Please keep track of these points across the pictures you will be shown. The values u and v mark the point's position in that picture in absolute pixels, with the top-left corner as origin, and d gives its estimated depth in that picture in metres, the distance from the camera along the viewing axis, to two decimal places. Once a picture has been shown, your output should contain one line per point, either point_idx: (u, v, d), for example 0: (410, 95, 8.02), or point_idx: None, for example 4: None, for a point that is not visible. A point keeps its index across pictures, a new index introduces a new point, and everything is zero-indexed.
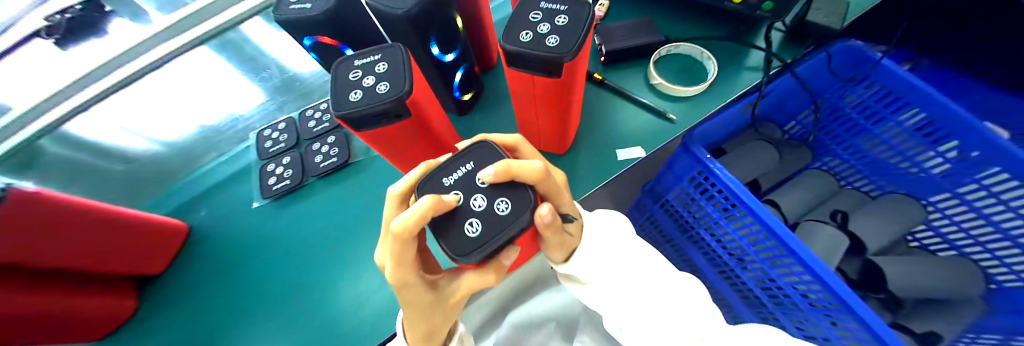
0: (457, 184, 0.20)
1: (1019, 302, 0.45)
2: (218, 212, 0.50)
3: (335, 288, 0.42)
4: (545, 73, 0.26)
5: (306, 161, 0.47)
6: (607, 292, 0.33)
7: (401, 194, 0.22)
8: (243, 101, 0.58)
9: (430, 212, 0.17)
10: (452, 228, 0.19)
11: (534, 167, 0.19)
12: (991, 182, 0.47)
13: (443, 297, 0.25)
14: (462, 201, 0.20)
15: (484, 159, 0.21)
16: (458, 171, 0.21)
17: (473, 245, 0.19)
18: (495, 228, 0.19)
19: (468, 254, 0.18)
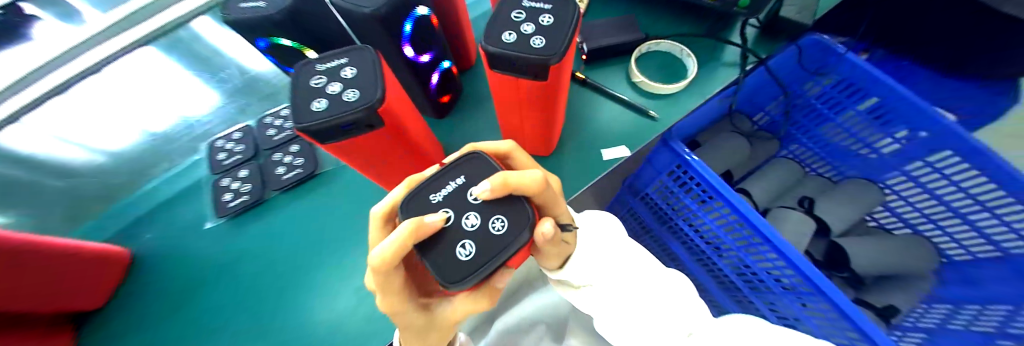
0: (445, 202, 0.18)
1: (967, 273, 0.50)
2: (165, 234, 0.45)
3: (302, 313, 0.38)
4: (530, 76, 0.24)
5: (267, 173, 0.43)
6: (607, 295, 0.33)
7: (384, 215, 0.20)
8: (194, 103, 0.53)
9: (412, 238, 0.16)
10: (443, 252, 0.17)
11: (534, 178, 0.18)
12: (939, 161, 0.50)
13: (438, 322, 0.22)
14: (452, 221, 0.18)
15: (475, 172, 0.19)
16: (447, 187, 0.19)
17: (468, 270, 0.17)
18: (491, 249, 0.17)
19: (464, 280, 0.16)
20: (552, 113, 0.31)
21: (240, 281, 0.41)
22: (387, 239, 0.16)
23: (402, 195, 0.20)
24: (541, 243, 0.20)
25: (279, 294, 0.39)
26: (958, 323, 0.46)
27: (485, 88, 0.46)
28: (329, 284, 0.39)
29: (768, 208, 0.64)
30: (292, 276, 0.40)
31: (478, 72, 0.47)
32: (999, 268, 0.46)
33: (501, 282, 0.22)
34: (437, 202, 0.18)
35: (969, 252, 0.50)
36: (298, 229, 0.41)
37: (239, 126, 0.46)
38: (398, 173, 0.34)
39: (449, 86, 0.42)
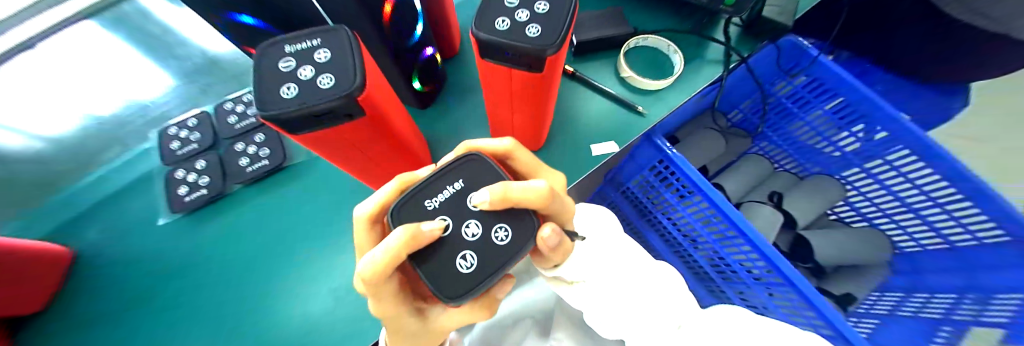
0: (442, 209, 0.17)
1: (914, 264, 0.56)
2: (111, 232, 0.40)
3: (272, 317, 0.35)
4: (523, 67, 0.22)
5: (228, 164, 0.39)
6: (600, 291, 0.32)
7: (372, 217, 0.18)
8: (146, 85, 0.45)
9: (406, 249, 0.14)
10: (441, 263, 0.16)
11: (538, 191, 0.16)
12: (898, 159, 0.55)
13: (430, 327, 0.21)
14: (451, 230, 0.17)
15: (474, 176, 0.18)
16: (445, 192, 0.18)
17: (468, 282, 0.16)
18: (493, 261, 0.17)
19: (465, 294, 0.16)
20: (543, 107, 0.30)
21: (201, 284, 0.37)
22: (378, 247, 0.14)
23: (391, 196, 0.18)
24: (546, 251, 0.19)
25: (246, 297, 0.36)
26: (907, 310, 0.54)
27: (471, 78, 0.44)
28: (303, 285, 0.36)
29: (740, 202, 0.67)
30: (262, 277, 0.37)
31: (463, 61, 0.45)
32: (945, 259, 0.53)
33: (501, 292, 0.22)
34: (434, 207, 0.17)
35: (919, 243, 0.56)
36: (267, 226, 0.38)
37: (194, 112, 0.41)
38: (380, 168, 0.32)
39: (432, 74, 0.39)
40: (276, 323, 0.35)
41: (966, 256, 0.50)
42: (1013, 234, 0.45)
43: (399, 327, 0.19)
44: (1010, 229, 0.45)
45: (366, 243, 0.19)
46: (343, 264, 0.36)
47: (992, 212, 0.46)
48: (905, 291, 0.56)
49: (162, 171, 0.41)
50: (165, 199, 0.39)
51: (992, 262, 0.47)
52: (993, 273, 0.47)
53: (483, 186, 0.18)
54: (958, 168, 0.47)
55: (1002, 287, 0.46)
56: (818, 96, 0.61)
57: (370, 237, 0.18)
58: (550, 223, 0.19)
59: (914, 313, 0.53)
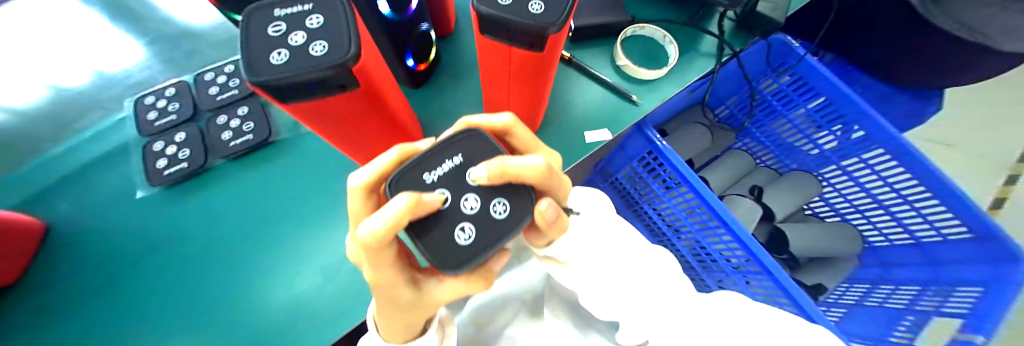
0: (441, 182, 0.17)
1: (879, 257, 0.63)
2: (84, 203, 0.38)
3: (257, 295, 0.34)
4: (524, 45, 0.22)
5: (209, 137, 0.37)
6: (588, 273, 0.33)
7: (367, 186, 0.17)
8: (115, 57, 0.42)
9: (408, 217, 0.14)
10: (439, 234, 0.16)
11: (535, 168, 0.17)
12: (874, 160, 0.59)
13: (425, 301, 0.21)
14: (451, 202, 0.17)
15: (473, 151, 0.18)
16: (443, 166, 0.18)
17: (467, 253, 0.16)
18: (492, 234, 0.17)
19: (464, 264, 0.16)
20: (539, 89, 0.30)
21: (181, 260, 0.36)
22: (377, 215, 0.14)
23: (390, 166, 0.18)
24: (543, 225, 0.19)
25: (229, 275, 0.35)
26: (873, 300, 0.59)
27: (465, 59, 0.44)
28: (289, 264, 0.35)
29: (724, 196, 0.72)
30: (245, 254, 0.35)
31: (459, 41, 0.44)
32: (911, 253, 0.58)
33: (498, 264, 0.22)
34: (433, 180, 0.17)
35: (888, 238, 0.62)
36: (252, 203, 0.37)
37: (172, 82, 0.39)
38: (372, 145, 0.31)
39: (426, 53, 0.39)
40: (261, 302, 0.34)
41: (931, 252, 0.55)
42: (975, 231, 0.48)
43: (396, 296, 0.19)
44: (972, 226, 0.49)
45: (362, 212, 0.18)
46: (332, 243, 0.35)
47: (960, 211, 0.49)
48: (874, 283, 0.62)
49: (138, 143, 0.39)
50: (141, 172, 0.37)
51: (952, 256, 0.51)
52: (953, 265, 0.51)
53: (482, 162, 0.18)
54: (931, 171, 0.50)
55: (958, 279, 0.50)
56: (801, 95, 0.63)
57: (365, 206, 0.18)
58: (546, 198, 0.19)
59: (880, 302, 0.58)
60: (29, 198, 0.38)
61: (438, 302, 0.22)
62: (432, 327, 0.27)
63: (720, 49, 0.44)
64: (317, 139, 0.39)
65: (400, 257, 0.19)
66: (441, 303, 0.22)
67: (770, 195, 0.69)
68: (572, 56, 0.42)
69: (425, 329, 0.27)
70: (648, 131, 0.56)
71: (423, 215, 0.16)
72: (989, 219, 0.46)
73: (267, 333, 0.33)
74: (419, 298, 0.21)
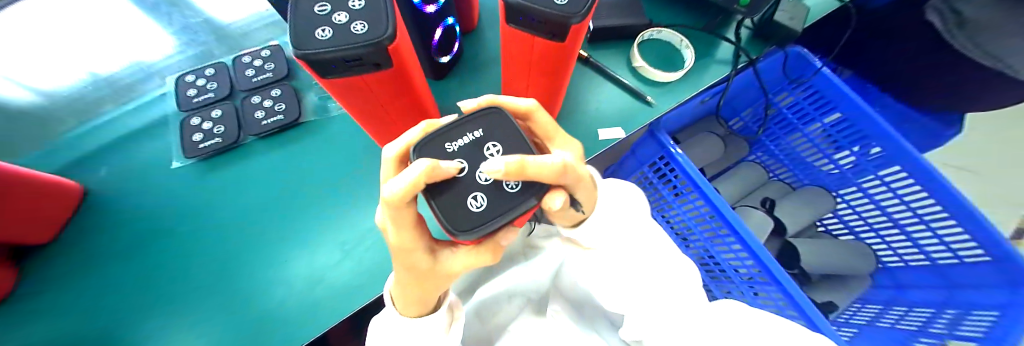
0: (461, 152, 0.18)
1: (893, 277, 0.61)
2: (123, 170, 0.41)
3: (276, 267, 0.36)
4: (546, 35, 0.24)
5: (243, 115, 0.39)
6: (605, 259, 0.36)
7: (398, 159, 0.19)
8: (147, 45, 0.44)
9: (425, 180, 0.15)
10: (452, 199, 0.17)
11: (550, 167, 0.16)
12: (892, 179, 0.58)
13: (441, 271, 0.21)
14: (467, 172, 0.18)
15: (492, 127, 0.19)
16: (465, 137, 0.18)
17: (475, 219, 0.17)
18: (502, 205, 0.17)
19: (473, 230, 0.16)
20: (558, 78, 0.32)
21: (207, 230, 0.38)
22: (396, 178, 0.15)
23: (417, 138, 0.19)
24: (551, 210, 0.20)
25: (251, 245, 0.37)
26: (885, 321, 0.58)
27: (485, 54, 0.45)
28: (309, 239, 0.36)
29: (735, 206, 0.72)
30: (268, 227, 0.37)
31: (481, 37, 0.46)
32: (928, 276, 0.56)
33: (505, 240, 0.21)
34: (454, 149, 0.18)
35: (903, 260, 0.60)
36: (277, 179, 0.39)
37: (212, 63, 0.42)
38: (396, 126, 0.33)
39: (451, 45, 0.40)
40: (279, 273, 0.35)
41: (946, 273, 0.53)
42: (991, 253, 0.47)
43: (415, 263, 0.20)
44: (987, 246, 0.47)
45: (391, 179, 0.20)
46: (350, 221, 0.37)
47: (975, 231, 0.48)
48: (886, 304, 0.60)
49: (178, 118, 0.42)
50: (179, 144, 0.40)
51: (970, 280, 0.49)
52: (968, 286, 0.50)
53: (499, 138, 0.18)
54: (952, 193, 0.49)
55: (975, 301, 0.48)
56: (817, 109, 0.63)
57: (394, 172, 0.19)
58: (559, 192, 0.19)
59: (892, 323, 0.56)
60: (73, 163, 0.40)
61: (455, 274, 0.23)
62: (444, 308, 0.27)
63: (736, 56, 0.44)
64: (342, 123, 0.42)
65: (422, 222, 0.20)
66: (455, 276, 0.23)
67: (782, 206, 0.70)
68: (590, 56, 0.43)
69: (437, 307, 0.27)
70: (660, 136, 0.56)
71: (441, 180, 0.17)
72: (1005, 240, 0.45)
73: (286, 304, 0.34)
74: (435, 268, 0.21)
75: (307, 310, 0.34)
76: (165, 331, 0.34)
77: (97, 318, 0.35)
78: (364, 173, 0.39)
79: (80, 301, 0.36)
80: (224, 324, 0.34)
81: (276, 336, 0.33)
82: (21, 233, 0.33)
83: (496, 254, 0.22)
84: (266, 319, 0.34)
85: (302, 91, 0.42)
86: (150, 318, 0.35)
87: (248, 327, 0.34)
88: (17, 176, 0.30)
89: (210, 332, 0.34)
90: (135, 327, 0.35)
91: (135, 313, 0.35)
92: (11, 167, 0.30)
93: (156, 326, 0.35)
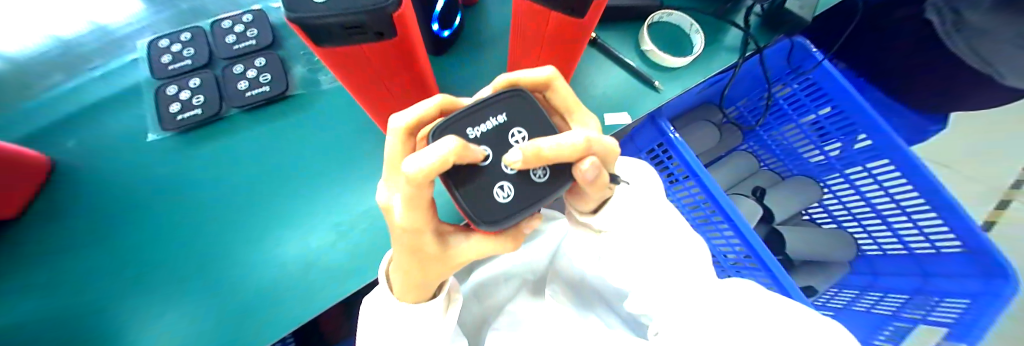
0: (485, 139, 0.16)
1: (868, 265, 0.66)
2: (94, 142, 0.38)
3: (266, 248, 0.34)
4: (564, 9, 0.22)
5: (225, 86, 0.36)
6: (616, 244, 0.34)
7: (409, 129, 0.17)
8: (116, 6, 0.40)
9: (456, 160, 0.12)
10: (478, 189, 0.15)
11: (568, 147, 0.14)
12: (877, 168, 0.59)
13: (447, 255, 0.20)
14: (491, 160, 0.16)
15: (518, 112, 0.17)
16: (489, 122, 0.16)
17: (499, 209, 0.16)
18: (529, 197, 0.16)
19: (498, 222, 0.16)
20: (567, 54, 0.30)
21: (190, 208, 0.35)
22: (418, 153, 0.11)
23: (430, 114, 0.17)
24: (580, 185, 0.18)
25: (238, 226, 0.35)
26: (859, 305, 0.61)
27: (487, 30, 0.43)
28: (301, 219, 0.35)
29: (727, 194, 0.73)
30: (257, 206, 0.35)
31: (483, 11, 0.44)
32: (905, 264, 0.59)
33: (527, 227, 0.21)
34: (476, 129, 0.16)
35: (881, 248, 0.63)
36: (264, 157, 0.37)
37: (188, 26, 0.38)
38: (394, 102, 0.31)
39: (453, 18, 0.38)
40: (270, 255, 0.34)
41: (919, 262, 0.57)
42: (966, 244, 0.50)
43: (422, 247, 0.18)
44: (965, 239, 0.50)
45: (399, 156, 0.18)
46: (344, 203, 0.35)
47: (954, 223, 0.51)
48: (863, 290, 0.64)
49: (152, 86, 0.38)
50: (153, 115, 0.37)
51: (942, 269, 0.52)
52: (937, 274, 0.53)
53: (526, 126, 0.17)
54: (938, 189, 0.51)
55: (941, 287, 0.52)
56: (813, 100, 0.63)
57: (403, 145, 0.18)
58: (591, 158, 0.16)
59: (865, 308, 0.60)
60: (38, 132, 0.37)
61: (463, 261, 0.21)
62: (443, 294, 0.26)
63: (744, 43, 0.43)
64: (334, 98, 0.39)
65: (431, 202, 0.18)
66: (463, 263, 0.21)
67: (772, 195, 0.71)
68: (597, 37, 0.42)
69: (437, 292, 0.26)
70: (662, 123, 0.56)
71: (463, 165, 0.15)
72: (981, 232, 0.48)
73: (276, 287, 0.33)
74: (441, 253, 0.19)
75: (299, 294, 0.33)
76: (146, 313, 0.33)
77: (69, 300, 0.33)
78: (358, 152, 0.37)
79: (50, 282, 0.33)
80: (209, 307, 0.32)
81: (267, 318, 0.32)
82: None
83: (514, 245, 0.22)
84: (258, 303, 0.32)
85: (290, 62, 0.39)
86: (129, 300, 0.33)
87: (236, 310, 0.32)
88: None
89: (197, 314, 0.32)
90: (112, 309, 0.33)
91: (112, 295, 0.33)
92: None
93: (137, 308, 0.33)
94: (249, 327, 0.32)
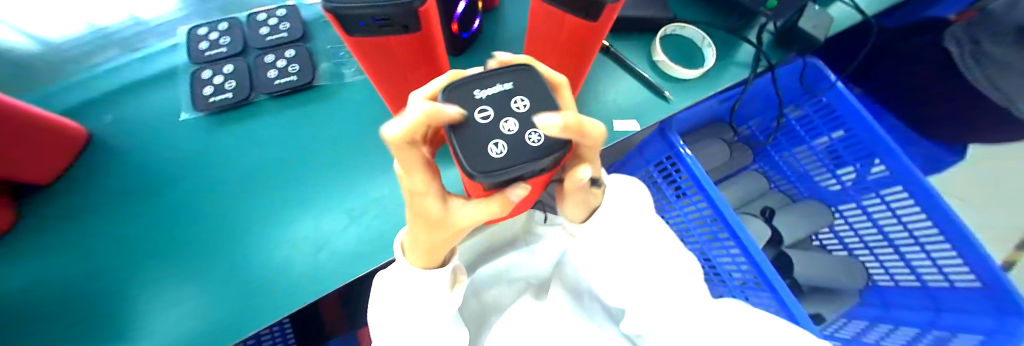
0: (489, 98, 0.13)
1: (885, 298, 0.62)
2: (130, 119, 0.40)
3: (277, 229, 0.35)
4: (581, 14, 0.23)
5: (255, 73, 0.39)
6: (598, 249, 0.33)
7: None
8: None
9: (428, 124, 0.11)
10: (471, 140, 0.12)
11: (596, 129, 0.13)
12: (892, 198, 0.58)
13: (449, 221, 0.18)
14: (491, 119, 0.12)
15: (528, 85, 0.14)
16: (494, 86, 0.13)
17: (486, 161, 0.11)
18: (535, 152, 0.12)
19: (490, 173, 0.11)
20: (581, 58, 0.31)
21: (211, 186, 0.37)
22: (399, 118, 0.11)
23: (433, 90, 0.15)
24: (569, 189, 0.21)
25: (255, 205, 0.36)
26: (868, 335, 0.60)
27: (504, 34, 0.45)
28: (315, 202, 0.36)
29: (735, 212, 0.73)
30: (275, 187, 0.37)
31: (501, 17, 0.45)
32: (916, 296, 0.57)
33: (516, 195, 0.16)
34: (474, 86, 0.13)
35: (893, 277, 0.62)
36: (285, 142, 0.38)
37: (226, 17, 0.41)
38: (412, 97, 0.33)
39: (472, 21, 0.39)
40: (282, 234, 0.35)
41: (933, 295, 0.55)
42: (984, 281, 0.48)
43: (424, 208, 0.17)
44: (982, 274, 0.48)
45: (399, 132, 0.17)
46: (355, 190, 0.37)
47: (972, 260, 0.49)
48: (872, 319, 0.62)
49: (188, 70, 0.41)
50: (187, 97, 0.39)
51: (957, 303, 0.51)
52: (952, 309, 0.51)
53: (537, 96, 0.14)
54: (952, 219, 0.50)
55: (954, 322, 0.50)
56: (826, 123, 0.63)
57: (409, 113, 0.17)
58: (584, 166, 0.18)
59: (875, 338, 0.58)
60: (81, 107, 0.40)
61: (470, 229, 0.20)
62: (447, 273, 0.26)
63: (756, 60, 0.44)
64: (354, 91, 0.41)
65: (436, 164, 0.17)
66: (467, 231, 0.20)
67: (780, 216, 0.70)
68: (610, 46, 0.43)
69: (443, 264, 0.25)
70: (671, 135, 0.55)
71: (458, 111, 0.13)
72: (1001, 271, 0.46)
73: (283, 267, 0.34)
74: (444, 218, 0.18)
75: (307, 274, 0.34)
76: (159, 282, 0.34)
77: (90, 266, 0.34)
78: (373, 143, 0.39)
79: (74, 247, 0.35)
80: (218, 282, 0.33)
81: (274, 296, 0.33)
82: (29, 171, 0.33)
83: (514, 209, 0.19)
84: (265, 281, 0.34)
85: (317, 55, 0.41)
86: (145, 269, 0.35)
87: (246, 285, 0.33)
88: (24, 112, 0.29)
89: (209, 287, 0.33)
90: (131, 276, 0.34)
91: (129, 264, 0.35)
92: (22, 104, 0.29)
93: (151, 278, 0.34)
94: (256, 303, 0.33)
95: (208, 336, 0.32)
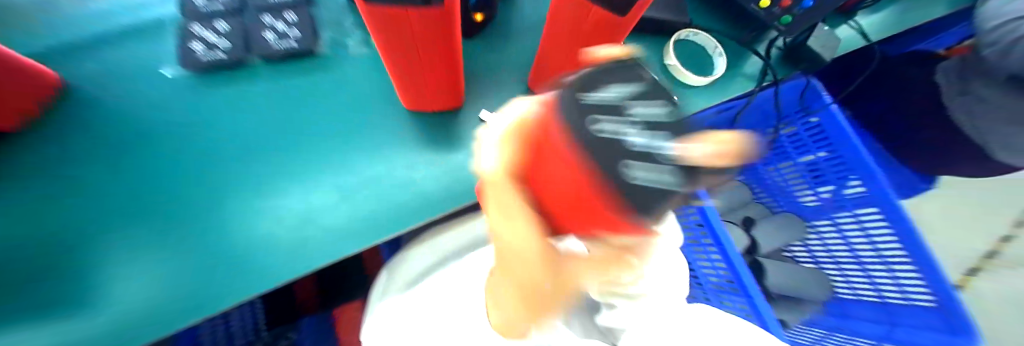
0: (595, 94, 0.07)
1: (839, 308, 0.64)
2: (107, 69, 0.37)
3: (262, 203, 0.34)
4: (613, 10, 0.22)
5: (251, 34, 0.37)
6: None
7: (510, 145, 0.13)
8: None
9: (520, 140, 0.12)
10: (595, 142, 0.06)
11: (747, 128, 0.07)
12: (864, 214, 0.62)
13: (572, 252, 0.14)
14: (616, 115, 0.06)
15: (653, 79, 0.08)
16: (598, 82, 0.07)
17: (616, 107, 0.06)
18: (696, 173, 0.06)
19: (630, 176, 0.06)
20: None
21: (194, 149, 0.35)
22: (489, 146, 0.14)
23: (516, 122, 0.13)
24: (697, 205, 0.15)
25: (242, 173, 0.34)
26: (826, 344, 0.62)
27: (516, 21, 0.43)
28: (306, 176, 0.35)
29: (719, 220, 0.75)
30: (265, 156, 0.35)
31: (516, 3, 0.44)
32: (869, 308, 0.60)
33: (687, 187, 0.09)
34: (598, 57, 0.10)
35: (852, 288, 0.63)
36: (278, 110, 0.36)
37: None
38: (426, 73, 0.30)
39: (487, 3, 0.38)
40: (268, 205, 0.34)
41: (892, 313, 0.57)
42: (938, 298, 0.53)
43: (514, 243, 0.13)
44: (938, 293, 0.53)
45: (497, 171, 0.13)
46: (348, 169, 0.35)
47: (935, 282, 0.53)
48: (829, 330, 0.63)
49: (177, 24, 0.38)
50: (176, 51, 0.37)
51: (918, 319, 0.54)
52: (911, 327, 0.54)
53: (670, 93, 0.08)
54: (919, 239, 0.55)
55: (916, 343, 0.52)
56: (815, 142, 0.64)
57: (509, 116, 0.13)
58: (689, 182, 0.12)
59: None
60: (55, 51, 0.37)
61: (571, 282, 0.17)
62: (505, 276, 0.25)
63: (762, 73, 0.44)
64: (356, 63, 0.39)
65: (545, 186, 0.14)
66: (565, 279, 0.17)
67: (760, 226, 0.74)
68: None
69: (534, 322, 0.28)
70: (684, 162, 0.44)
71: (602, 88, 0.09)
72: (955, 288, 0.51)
73: (263, 244, 0.32)
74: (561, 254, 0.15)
75: (291, 249, 0.32)
76: (126, 249, 0.32)
77: (52, 225, 0.32)
78: (372, 120, 0.37)
79: (36, 203, 0.32)
80: (193, 253, 0.31)
81: (255, 270, 0.31)
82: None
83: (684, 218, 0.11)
84: (243, 257, 0.32)
85: (319, 23, 0.39)
86: (112, 233, 0.32)
87: (225, 256, 0.32)
88: None
89: (184, 254, 0.32)
90: (98, 236, 0.32)
91: (95, 226, 0.32)
92: None
93: (118, 242, 0.32)
94: (235, 275, 0.31)
95: (182, 305, 0.30)
